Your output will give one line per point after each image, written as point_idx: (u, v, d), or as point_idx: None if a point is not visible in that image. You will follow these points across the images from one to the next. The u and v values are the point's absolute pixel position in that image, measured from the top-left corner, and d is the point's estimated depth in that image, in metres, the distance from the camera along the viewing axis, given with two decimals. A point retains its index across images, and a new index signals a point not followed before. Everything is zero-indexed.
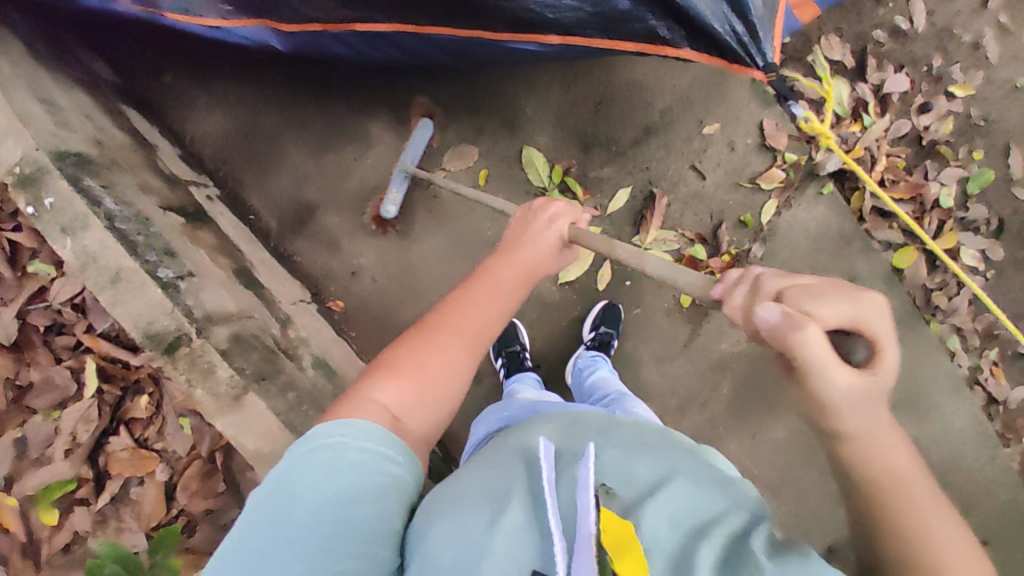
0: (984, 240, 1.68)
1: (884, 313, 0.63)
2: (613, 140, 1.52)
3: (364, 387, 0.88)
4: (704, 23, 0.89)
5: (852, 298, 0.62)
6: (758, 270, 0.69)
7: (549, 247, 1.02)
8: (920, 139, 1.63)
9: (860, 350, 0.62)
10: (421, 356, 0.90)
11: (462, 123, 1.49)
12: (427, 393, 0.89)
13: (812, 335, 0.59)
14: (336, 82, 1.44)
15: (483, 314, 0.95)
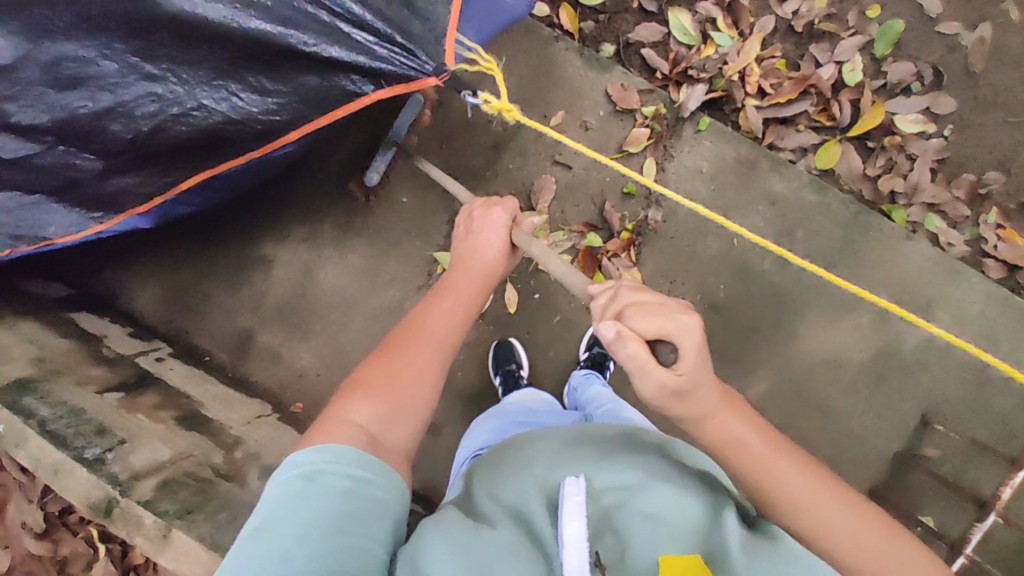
0: (923, 97, 1.44)
1: (692, 329, 0.69)
2: (469, 168, 1.54)
3: (337, 407, 0.84)
4: (369, 66, 1.03)
5: (673, 316, 0.69)
6: (622, 282, 0.76)
7: (503, 253, 1.01)
8: (793, 28, 1.46)
9: (668, 355, 0.70)
10: (393, 371, 0.88)
11: (333, 213, 1.61)
12: (403, 406, 0.86)
13: (628, 348, 0.68)
14: (222, 222, 1.65)
15: (441, 323, 0.94)
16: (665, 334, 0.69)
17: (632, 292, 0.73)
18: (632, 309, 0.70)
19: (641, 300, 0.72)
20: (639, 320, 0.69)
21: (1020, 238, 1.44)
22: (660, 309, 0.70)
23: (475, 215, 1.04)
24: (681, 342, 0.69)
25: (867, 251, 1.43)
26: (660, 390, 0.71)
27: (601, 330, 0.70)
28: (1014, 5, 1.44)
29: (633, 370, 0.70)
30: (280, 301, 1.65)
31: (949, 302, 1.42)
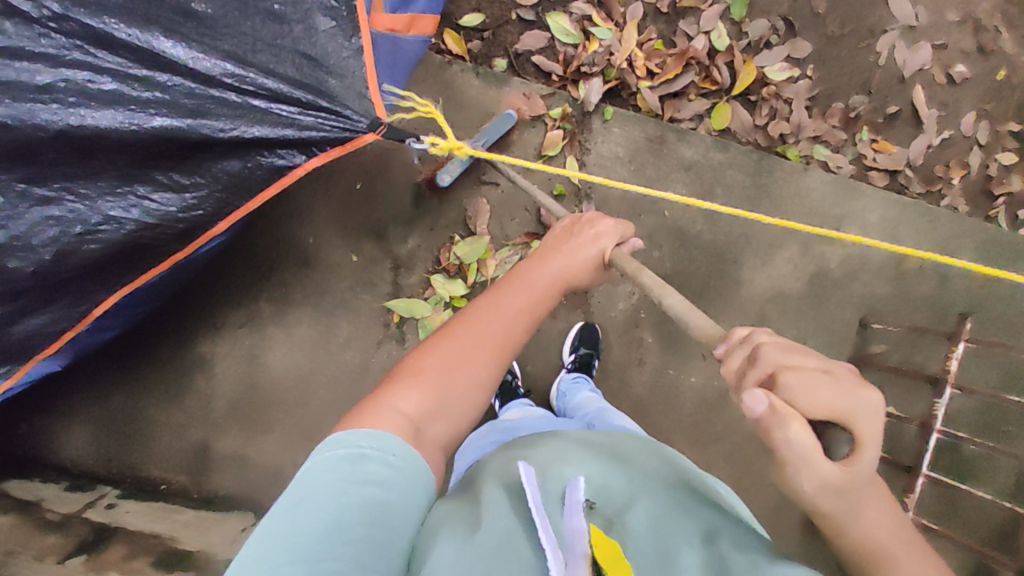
0: (783, 47, 1.61)
1: (875, 408, 0.51)
2: (398, 210, 1.51)
3: (389, 385, 0.75)
4: (295, 138, 0.96)
5: (856, 391, 0.51)
6: (758, 336, 0.58)
7: (591, 264, 0.94)
8: (660, 10, 1.57)
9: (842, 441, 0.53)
10: (453, 355, 0.78)
11: (266, 291, 1.50)
12: (447, 404, 0.76)
13: (795, 432, 0.51)
14: (148, 333, 1.49)
15: (503, 321, 0.82)
16: (845, 414, 0.51)
17: (788, 355, 0.54)
18: (797, 373, 0.52)
19: (803, 365, 0.53)
20: (809, 391, 0.51)
21: (892, 146, 1.64)
22: (828, 376, 0.52)
23: (577, 226, 0.99)
24: (863, 421, 0.51)
25: (778, 190, 1.58)
26: (821, 482, 0.55)
27: (750, 403, 0.52)
28: None
29: (794, 458, 0.53)
30: (233, 398, 1.51)
31: (854, 215, 1.60)
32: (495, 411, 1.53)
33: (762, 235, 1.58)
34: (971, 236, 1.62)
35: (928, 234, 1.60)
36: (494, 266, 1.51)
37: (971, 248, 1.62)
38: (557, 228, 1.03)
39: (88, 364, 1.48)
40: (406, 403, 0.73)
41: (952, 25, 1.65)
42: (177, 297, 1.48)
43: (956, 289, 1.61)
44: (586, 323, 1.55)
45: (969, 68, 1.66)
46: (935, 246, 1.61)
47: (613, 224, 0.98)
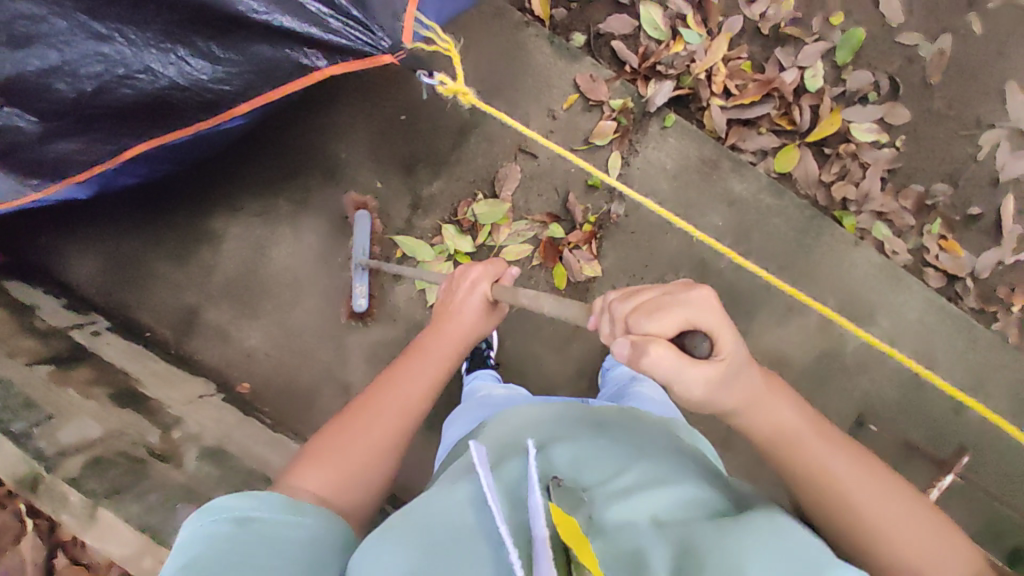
0: (878, 107, 1.49)
1: (704, 304, 0.62)
2: (432, 152, 1.52)
3: (294, 469, 0.84)
4: (324, 39, 1.01)
5: (690, 298, 0.62)
6: (612, 297, 0.69)
7: (478, 313, 1.07)
8: (760, 31, 1.48)
9: (702, 345, 0.62)
10: (346, 443, 0.88)
11: (288, 190, 1.55)
12: (353, 478, 0.85)
13: (660, 356, 0.60)
14: (174, 192, 1.57)
15: (399, 392, 0.95)
16: (687, 320, 0.61)
17: (627, 300, 0.66)
18: (640, 314, 0.63)
19: (641, 301, 0.64)
20: (649, 322, 0.62)
21: (960, 250, 1.50)
22: (661, 300, 0.63)
23: (451, 285, 1.12)
24: (709, 323, 0.62)
25: (817, 254, 1.47)
26: (705, 385, 0.62)
27: (617, 351, 0.63)
28: (975, 18, 1.51)
29: (667, 380, 0.61)
30: (229, 278, 1.59)
31: (891, 307, 1.47)
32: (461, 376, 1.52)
33: (784, 294, 1.50)
34: (1014, 370, 1.47)
35: (966, 351, 1.46)
36: (506, 236, 1.50)
37: (1012, 383, 1.46)
38: (438, 292, 1.16)
39: (114, 203, 1.58)
40: (313, 483, 0.83)
41: None
42: (209, 168, 1.56)
43: (974, 418, 1.48)
44: None
45: None
46: (969, 366, 1.47)
47: (485, 269, 1.10)
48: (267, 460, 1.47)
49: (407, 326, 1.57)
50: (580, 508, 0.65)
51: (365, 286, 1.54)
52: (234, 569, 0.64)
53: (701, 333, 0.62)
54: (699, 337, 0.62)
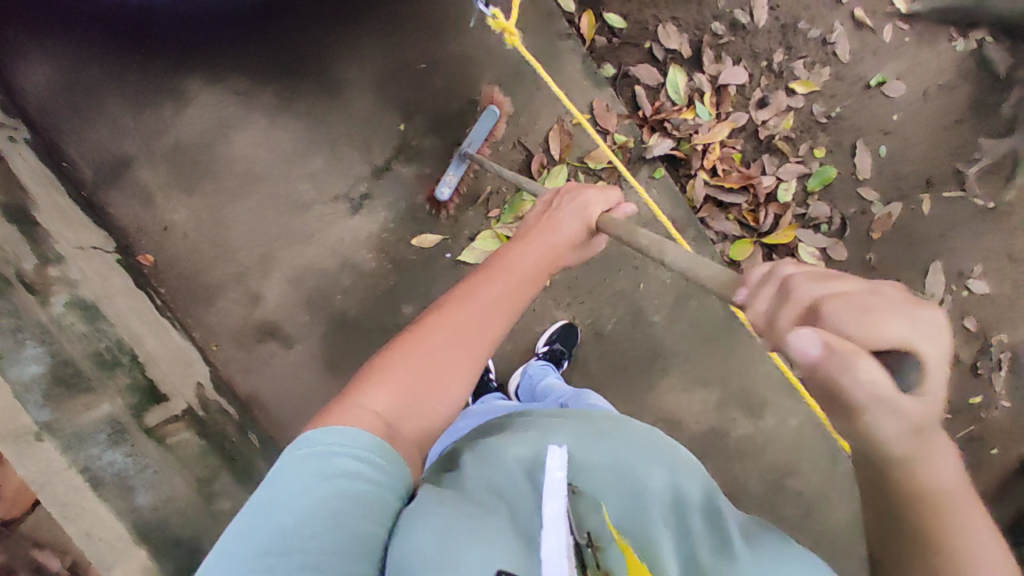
0: (825, 238, 1.66)
1: (935, 324, 0.45)
2: (437, 110, 1.52)
3: (359, 387, 0.79)
4: None
5: (913, 311, 0.45)
6: (788, 269, 0.53)
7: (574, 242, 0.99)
8: (758, 133, 1.63)
9: (910, 372, 0.45)
10: (412, 358, 0.82)
11: (280, 84, 1.49)
12: (419, 405, 0.80)
13: (859, 370, 0.44)
14: (159, 35, 1.46)
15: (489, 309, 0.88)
16: (912, 340, 0.44)
17: (817, 282, 0.48)
18: (839, 301, 0.46)
19: (842, 290, 0.47)
20: (850, 322, 0.45)
21: None
22: (881, 300, 0.45)
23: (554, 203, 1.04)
24: (933, 350, 0.44)
25: (737, 341, 1.60)
26: (901, 427, 0.47)
27: (794, 345, 0.46)
28: (926, 199, 1.69)
29: (864, 405, 0.46)
30: (179, 143, 1.48)
31: (779, 409, 1.61)
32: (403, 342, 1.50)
33: (696, 365, 1.60)
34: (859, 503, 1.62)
35: (825, 472, 1.61)
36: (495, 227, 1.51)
37: (853, 514, 1.61)
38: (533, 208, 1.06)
39: (94, 21, 1.44)
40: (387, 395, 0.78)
41: (966, 331, 1.70)
42: (205, 24, 1.46)
43: (813, 534, 1.61)
44: (570, 322, 1.57)
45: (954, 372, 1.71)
46: (824, 486, 1.61)
47: (597, 194, 1.02)
48: (140, 337, 1.35)
49: (343, 261, 1.51)
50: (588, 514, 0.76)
51: (456, 177, 1.48)
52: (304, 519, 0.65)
53: (915, 358, 0.44)
54: (912, 361, 0.45)
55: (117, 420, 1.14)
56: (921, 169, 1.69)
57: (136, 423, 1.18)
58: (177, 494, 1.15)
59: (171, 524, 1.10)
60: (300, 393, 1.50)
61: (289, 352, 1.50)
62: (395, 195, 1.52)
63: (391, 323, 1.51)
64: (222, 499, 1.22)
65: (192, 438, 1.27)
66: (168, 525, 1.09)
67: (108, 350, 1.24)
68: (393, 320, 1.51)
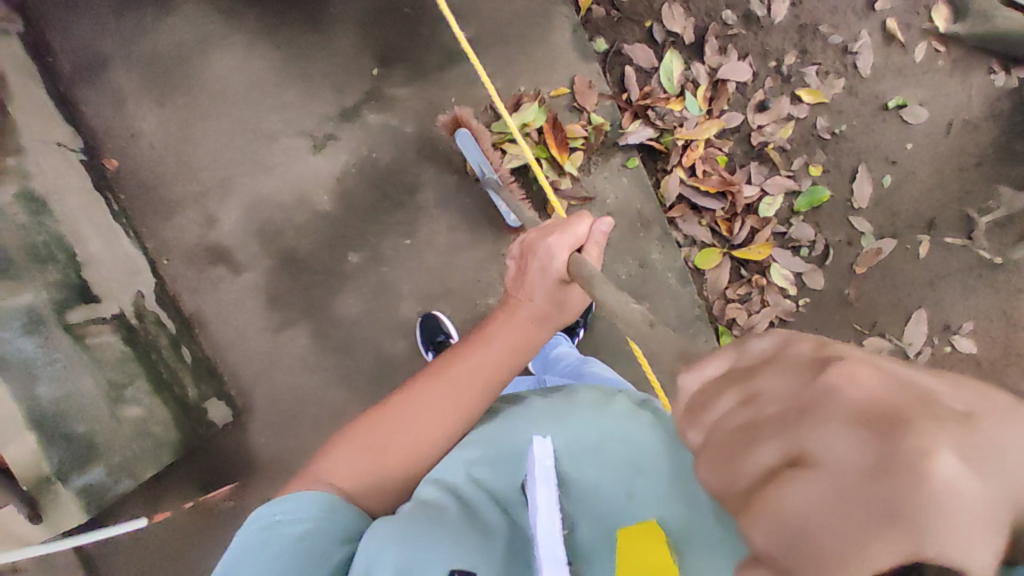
0: (802, 263, 1.56)
1: (928, 513, 0.27)
2: (414, 60, 1.47)
3: (327, 459, 0.88)
4: None
5: (874, 511, 0.27)
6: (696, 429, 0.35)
7: (545, 300, 0.96)
8: (750, 138, 1.52)
9: (945, 572, 0.28)
10: (380, 424, 0.90)
11: (264, 10, 1.47)
12: (385, 466, 0.87)
13: None
14: None
15: (461, 384, 0.92)
16: (892, 543, 0.27)
17: (729, 474, 0.32)
18: (758, 517, 0.30)
19: (773, 482, 0.30)
20: (797, 553, 0.30)
21: None
22: (833, 513, 0.28)
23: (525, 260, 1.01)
24: (953, 545, 0.27)
25: None
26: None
27: (745, 558, 0.35)
28: (924, 241, 1.55)
29: None
30: (157, 52, 1.47)
31: None
32: (345, 287, 1.52)
33: (636, 368, 1.55)
34: None
35: None
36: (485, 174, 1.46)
37: None
38: (510, 265, 1.05)
39: None
40: (343, 469, 0.86)
41: None
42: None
43: None
44: None
45: None
46: None
47: (561, 237, 0.96)
48: (84, 237, 1.36)
49: (298, 198, 1.50)
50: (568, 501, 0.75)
51: (505, 204, 1.43)
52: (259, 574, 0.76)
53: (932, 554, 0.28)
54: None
55: (37, 311, 1.22)
56: (923, 208, 1.55)
57: (57, 317, 1.25)
58: (82, 391, 1.24)
59: (66, 418, 1.20)
60: (238, 319, 1.51)
61: (234, 279, 1.51)
62: (358, 141, 1.49)
63: (335, 268, 1.51)
64: (128, 406, 1.30)
65: (114, 342, 1.32)
66: (60, 420, 1.19)
67: (44, 245, 1.28)
68: (338, 266, 1.51)
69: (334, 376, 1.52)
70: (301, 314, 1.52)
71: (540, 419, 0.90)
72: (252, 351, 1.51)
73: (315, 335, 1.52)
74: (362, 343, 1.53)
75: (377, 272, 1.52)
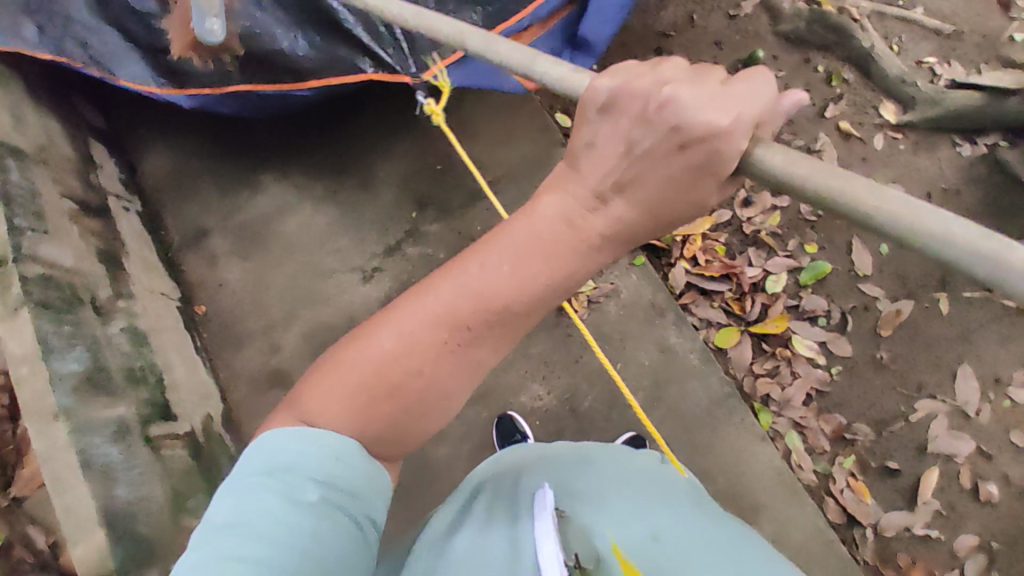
0: (823, 331, 1.60)
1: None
2: (444, 202, 1.78)
3: (315, 398, 0.74)
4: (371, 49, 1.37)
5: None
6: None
7: (618, 216, 0.67)
8: (742, 229, 1.70)
9: None
10: (372, 367, 0.73)
11: (326, 179, 1.84)
12: (391, 430, 0.76)
13: None
14: (243, 137, 1.87)
15: (488, 340, 0.73)
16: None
17: None
18: None
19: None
20: None
21: (868, 496, 1.48)
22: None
23: (642, 123, 0.63)
24: None
25: (722, 432, 1.49)
26: None
27: None
28: (943, 299, 1.60)
29: None
30: (245, 222, 1.83)
31: (775, 515, 1.43)
32: None
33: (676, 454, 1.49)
34: None
35: None
36: None
37: None
38: (606, 102, 0.64)
39: (201, 119, 1.88)
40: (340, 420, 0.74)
41: (1016, 447, 1.49)
42: (286, 125, 1.86)
43: None
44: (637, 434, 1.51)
45: (1004, 498, 1.46)
46: None
47: (697, 100, 0.59)
48: (172, 366, 1.59)
49: (348, 322, 1.71)
50: (591, 531, 0.87)
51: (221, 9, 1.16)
52: (270, 535, 0.67)
53: None
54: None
55: (125, 422, 1.37)
56: (930, 269, 1.62)
57: (141, 430, 1.39)
58: (153, 497, 1.32)
59: (136, 521, 1.24)
60: None
61: None
62: (399, 269, 1.75)
63: None
64: (189, 516, 1.38)
65: (184, 456, 1.45)
66: (135, 520, 1.24)
67: (140, 369, 1.49)
68: None
69: None
70: None
71: (566, 471, 1.06)
72: None
73: None
74: None
75: None
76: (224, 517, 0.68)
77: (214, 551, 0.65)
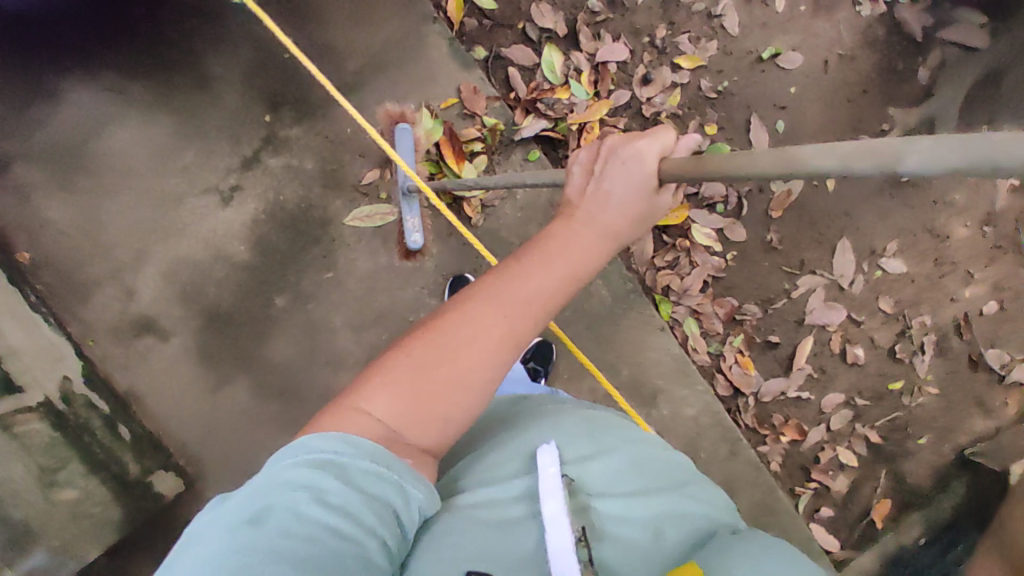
0: (721, 218, 1.59)
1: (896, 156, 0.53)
2: (303, 100, 1.51)
3: (356, 393, 0.73)
4: None
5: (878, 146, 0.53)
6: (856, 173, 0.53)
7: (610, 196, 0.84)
8: (643, 112, 1.58)
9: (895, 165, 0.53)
10: (424, 350, 0.75)
11: (150, 80, 1.49)
12: (432, 412, 0.73)
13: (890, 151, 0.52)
14: (53, 44, 1.46)
15: (521, 308, 0.78)
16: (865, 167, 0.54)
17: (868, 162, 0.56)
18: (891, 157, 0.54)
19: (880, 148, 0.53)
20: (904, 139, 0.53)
21: (752, 368, 1.59)
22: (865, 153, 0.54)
23: (598, 164, 0.86)
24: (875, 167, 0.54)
25: (622, 327, 1.51)
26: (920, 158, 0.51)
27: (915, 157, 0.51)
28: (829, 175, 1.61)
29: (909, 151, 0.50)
30: (55, 142, 1.46)
31: (671, 397, 1.52)
32: (277, 329, 1.50)
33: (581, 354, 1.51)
34: (765, 492, 1.54)
35: (724, 461, 1.53)
36: (362, 214, 1.51)
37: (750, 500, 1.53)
38: (574, 169, 0.89)
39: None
40: (381, 409, 0.72)
41: (882, 312, 1.62)
42: (108, 17, 1.47)
43: None
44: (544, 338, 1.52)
45: (866, 356, 1.62)
46: (726, 476, 1.53)
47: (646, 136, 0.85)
48: (3, 330, 1.32)
49: (214, 254, 1.50)
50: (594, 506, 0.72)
51: None
52: (293, 538, 0.59)
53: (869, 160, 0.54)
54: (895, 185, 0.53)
55: None
56: (820, 145, 1.62)
57: None
58: (13, 478, 1.24)
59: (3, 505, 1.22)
60: (179, 385, 1.48)
61: (164, 346, 1.48)
62: (264, 187, 1.51)
63: (264, 316, 1.50)
64: (63, 489, 1.29)
65: (43, 429, 1.29)
66: None
67: None
68: (267, 311, 1.50)
69: (281, 423, 1.48)
70: (237, 366, 1.49)
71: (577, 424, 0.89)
72: (197, 411, 1.48)
73: (258, 383, 1.49)
74: (304, 382, 1.50)
75: (308, 308, 1.51)
76: (242, 511, 0.61)
77: (233, 545, 0.58)
